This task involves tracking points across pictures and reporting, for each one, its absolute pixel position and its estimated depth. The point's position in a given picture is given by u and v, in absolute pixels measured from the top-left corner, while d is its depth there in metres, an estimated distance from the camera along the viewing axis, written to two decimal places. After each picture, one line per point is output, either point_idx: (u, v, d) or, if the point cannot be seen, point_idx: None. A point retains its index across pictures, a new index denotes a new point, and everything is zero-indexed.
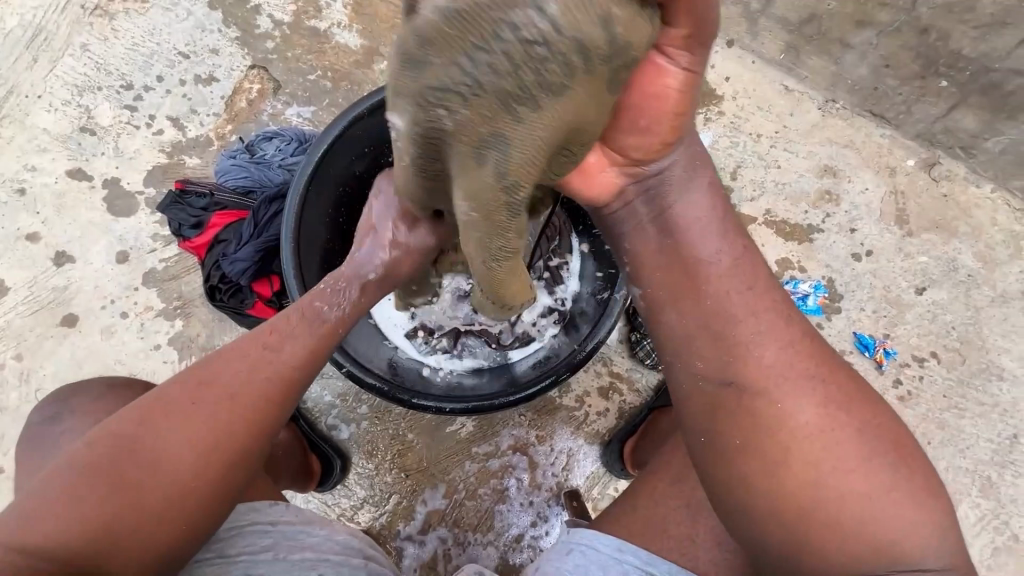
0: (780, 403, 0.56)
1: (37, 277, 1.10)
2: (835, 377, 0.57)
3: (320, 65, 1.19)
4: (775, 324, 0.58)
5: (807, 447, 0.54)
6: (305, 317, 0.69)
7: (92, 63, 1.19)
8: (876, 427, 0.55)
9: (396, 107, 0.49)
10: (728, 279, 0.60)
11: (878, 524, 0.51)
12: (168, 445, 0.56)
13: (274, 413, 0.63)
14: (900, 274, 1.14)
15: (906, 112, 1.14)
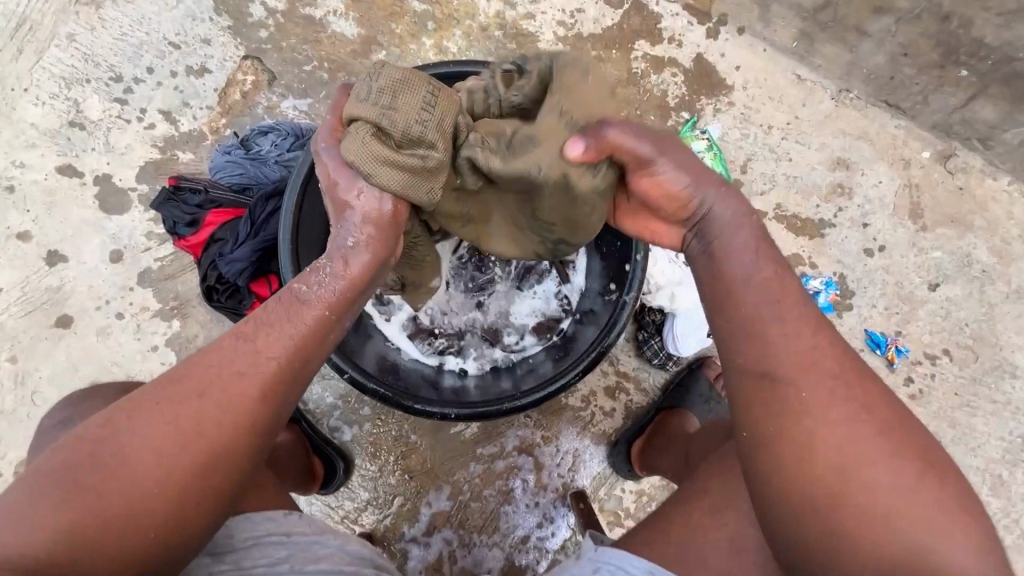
0: (809, 398, 0.53)
1: (29, 277, 1.07)
2: (865, 383, 0.54)
3: (317, 55, 1.15)
4: (805, 327, 0.55)
5: (837, 449, 0.51)
6: (286, 303, 0.62)
7: (80, 54, 1.14)
8: (910, 437, 0.52)
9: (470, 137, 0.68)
10: (759, 288, 0.58)
11: (911, 537, 0.48)
12: (140, 444, 0.52)
13: (250, 411, 0.56)
14: (913, 269, 1.11)
15: (923, 102, 1.11)
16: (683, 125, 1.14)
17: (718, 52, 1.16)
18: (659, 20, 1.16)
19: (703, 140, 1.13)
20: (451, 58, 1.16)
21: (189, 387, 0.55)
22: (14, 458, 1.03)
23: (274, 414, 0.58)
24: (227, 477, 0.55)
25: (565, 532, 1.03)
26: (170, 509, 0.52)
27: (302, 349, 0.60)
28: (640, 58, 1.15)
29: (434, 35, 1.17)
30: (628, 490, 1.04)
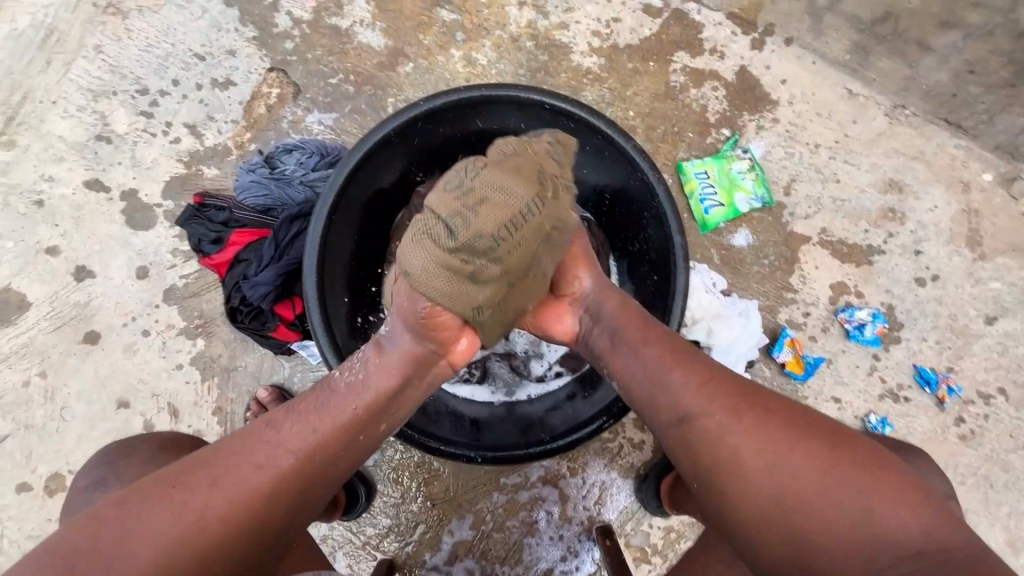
0: (716, 424, 0.58)
1: (58, 292, 1.08)
2: (760, 399, 0.59)
3: (342, 67, 1.12)
4: (690, 367, 0.63)
5: (762, 451, 0.55)
6: (318, 397, 0.63)
7: (106, 66, 1.13)
8: (818, 426, 0.56)
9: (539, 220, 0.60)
10: (649, 348, 0.66)
11: (854, 510, 0.50)
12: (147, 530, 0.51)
13: (263, 500, 0.55)
14: (968, 301, 1.05)
15: (987, 122, 1.03)
16: (724, 143, 1.08)
17: (763, 64, 1.09)
18: (700, 29, 1.10)
19: (745, 160, 1.06)
20: (481, 70, 1.12)
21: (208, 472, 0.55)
22: (44, 472, 1.04)
23: (292, 505, 0.57)
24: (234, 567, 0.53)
25: (590, 566, 1.00)
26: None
27: (327, 442, 0.60)
28: (679, 71, 1.09)
29: (463, 46, 1.12)
30: (656, 526, 1.00)
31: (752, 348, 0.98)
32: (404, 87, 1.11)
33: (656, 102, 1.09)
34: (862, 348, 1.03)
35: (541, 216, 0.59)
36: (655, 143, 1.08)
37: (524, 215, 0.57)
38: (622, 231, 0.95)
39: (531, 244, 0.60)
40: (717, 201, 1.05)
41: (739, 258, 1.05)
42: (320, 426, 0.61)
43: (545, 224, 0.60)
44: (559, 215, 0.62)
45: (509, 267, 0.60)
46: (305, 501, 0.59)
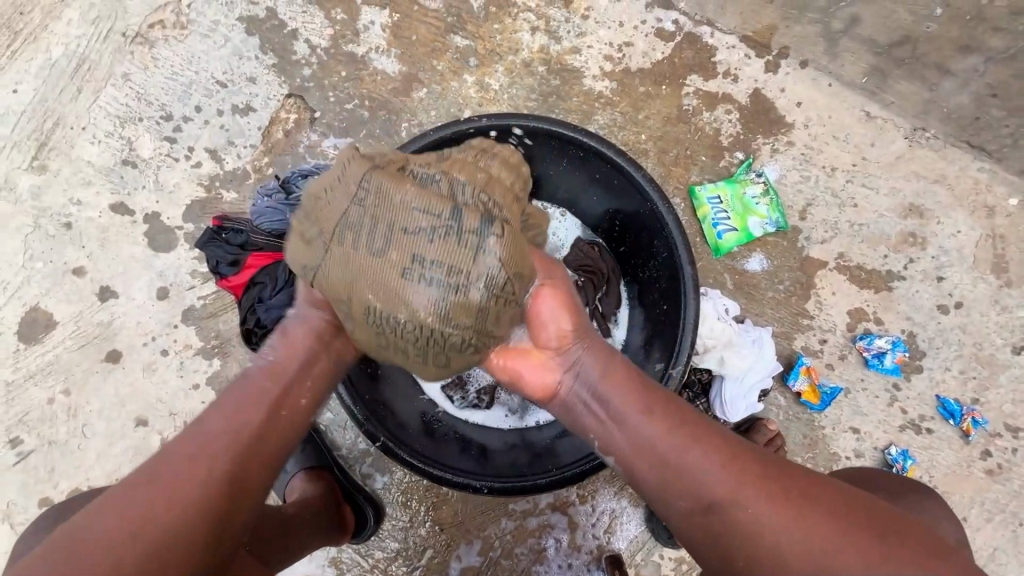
0: (744, 508, 0.55)
1: (82, 312, 1.11)
2: (782, 474, 0.57)
3: (358, 93, 1.14)
4: (706, 445, 0.60)
5: (797, 534, 0.52)
6: (243, 383, 0.64)
7: (133, 93, 1.17)
8: (849, 503, 0.55)
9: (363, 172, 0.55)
10: (656, 423, 0.62)
11: None
12: (84, 544, 0.52)
13: (216, 475, 0.57)
14: (994, 329, 1.01)
15: (1012, 146, 1.01)
16: (737, 166, 1.07)
17: (777, 86, 1.08)
18: (713, 53, 1.09)
19: (758, 184, 1.05)
20: (493, 95, 1.13)
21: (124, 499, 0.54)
22: (66, 488, 1.07)
23: (219, 517, 0.56)
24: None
25: None
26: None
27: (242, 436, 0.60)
28: (691, 94, 1.09)
29: (476, 71, 1.13)
30: (667, 557, 0.99)
31: (765, 377, 0.96)
32: (418, 112, 1.13)
33: (668, 126, 1.08)
34: (881, 377, 1.00)
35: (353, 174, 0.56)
36: (667, 166, 1.08)
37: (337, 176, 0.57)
38: (632, 257, 0.95)
39: (340, 202, 0.55)
40: (730, 225, 1.04)
41: (753, 283, 1.03)
42: (238, 428, 0.60)
43: (351, 186, 0.55)
44: (371, 177, 0.55)
45: (326, 232, 0.55)
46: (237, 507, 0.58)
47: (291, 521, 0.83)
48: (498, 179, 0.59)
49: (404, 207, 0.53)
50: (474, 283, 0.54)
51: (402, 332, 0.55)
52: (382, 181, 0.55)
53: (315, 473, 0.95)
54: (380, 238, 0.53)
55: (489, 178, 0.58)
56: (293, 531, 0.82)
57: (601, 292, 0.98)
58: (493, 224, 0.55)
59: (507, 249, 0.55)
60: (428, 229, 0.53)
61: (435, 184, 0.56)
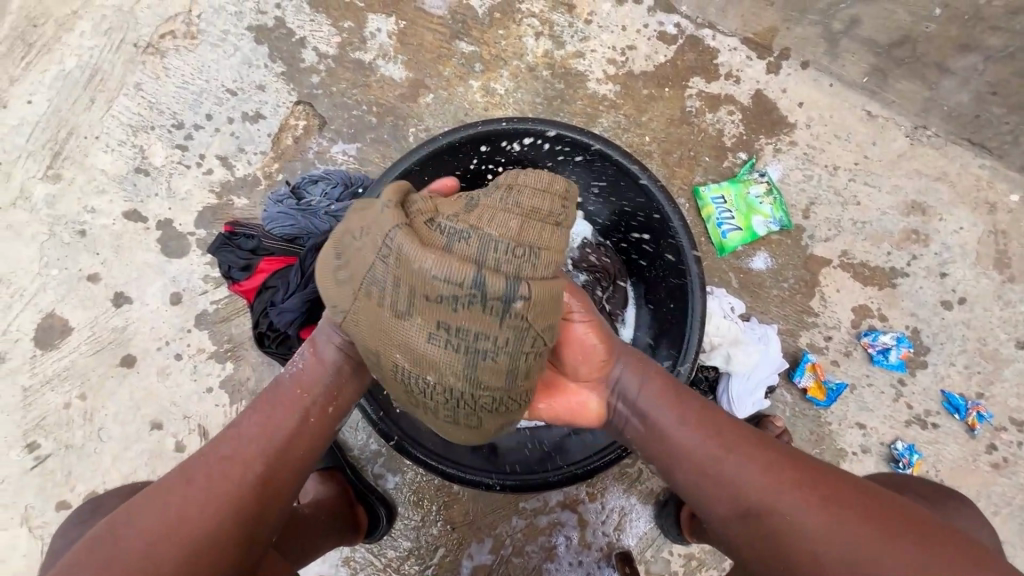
0: (780, 510, 0.57)
1: (97, 318, 1.13)
2: (820, 477, 0.59)
3: (366, 99, 1.16)
4: (744, 451, 0.62)
5: (832, 534, 0.54)
6: (274, 392, 0.68)
7: (145, 103, 1.20)
8: (887, 506, 0.56)
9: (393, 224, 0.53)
10: (694, 432, 0.65)
11: None
12: (128, 534, 0.57)
13: (248, 475, 0.62)
14: (998, 324, 1.02)
15: (1013, 143, 1.02)
16: (740, 167, 1.08)
17: (779, 87, 1.09)
18: (715, 55, 1.11)
19: (762, 184, 1.06)
20: (499, 100, 1.15)
21: (164, 500, 0.59)
22: (83, 491, 1.08)
23: (251, 521, 0.61)
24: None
25: None
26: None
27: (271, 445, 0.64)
28: (694, 96, 1.10)
29: (481, 76, 1.15)
30: (676, 553, 1.00)
31: (771, 373, 0.98)
32: (425, 117, 1.15)
33: (671, 128, 1.10)
34: (886, 373, 1.01)
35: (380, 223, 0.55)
36: (671, 167, 1.09)
37: (372, 224, 0.56)
38: (639, 258, 0.97)
39: (368, 255, 0.54)
40: (734, 224, 1.05)
41: (758, 282, 1.04)
42: (268, 437, 0.65)
43: (377, 235, 0.54)
44: (396, 235, 0.53)
45: (354, 280, 0.55)
46: (267, 510, 0.63)
47: (305, 522, 0.84)
48: (524, 222, 0.54)
49: (423, 274, 0.51)
50: (501, 347, 0.53)
51: (430, 393, 0.55)
52: (405, 240, 0.53)
53: (328, 474, 0.97)
54: (402, 298, 0.52)
55: (515, 227, 0.54)
56: (308, 533, 0.83)
57: (608, 292, 1.00)
58: (521, 286, 0.52)
59: (535, 311, 0.53)
60: (450, 297, 0.51)
61: (458, 239, 0.53)
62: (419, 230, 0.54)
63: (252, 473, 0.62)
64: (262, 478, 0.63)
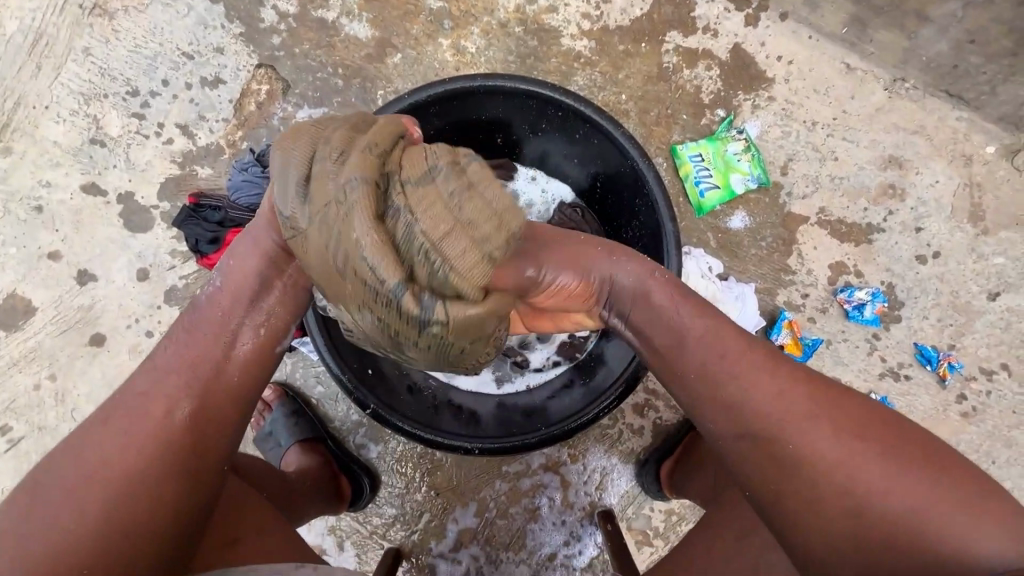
0: (790, 437, 0.56)
1: (62, 297, 1.09)
2: (835, 403, 0.57)
3: (330, 61, 1.11)
4: (757, 376, 0.59)
5: (843, 464, 0.53)
6: (192, 320, 0.64)
7: (96, 69, 1.13)
8: (901, 436, 0.54)
9: (358, 174, 0.49)
10: (705, 355, 0.62)
11: (942, 530, 0.49)
12: (62, 481, 0.57)
13: (177, 413, 0.60)
14: (970, 277, 1.03)
15: (990, 93, 1.01)
16: (719, 124, 1.06)
17: (757, 40, 1.06)
18: (692, 7, 1.07)
19: (739, 141, 1.05)
20: (470, 58, 1.10)
21: (93, 445, 0.59)
22: None
23: (188, 455, 0.60)
24: (149, 522, 0.56)
25: (593, 550, 1.02)
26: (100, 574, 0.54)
27: (198, 375, 0.62)
28: (671, 51, 1.07)
29: (451, 34, 1.11)
30: (657, 510, 1.02)
31: (747, 331, 0.98)
32: (394, 78, 1.10)
33: (648, 85, 1.07)
34: (862, 328, 1.02)
35: (349, 165, 0.50)
36: (648, 126, 1.07)
37: (349, 158, 0.51)
38: (615, 219, 0.96)
39: (326, 196, 0.50)
40: (712, 183, 1.04)
41: (736, 241, 1.04)
42: (191, 368, 0.62)
43: (344, 178, 0.50)
44: (353, 189, 0.49)
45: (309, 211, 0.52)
46: (206, 441, 0.61)
47: (287, 490, 0.84)
48: (465, 241, 0.50)
49: (356, 252, 0.48)
50: (415, 347, 0.55)
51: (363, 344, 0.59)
52: (361, 198, 0.49)
53: (310, 446, 0.96)
54: (334, 264, 0.51)
55: (448, 248, 0.49)
56: (291, 501, 0.83)
57: None
58: (436, 309, 0.51)
59: (453, 329, 0.52)
60: (370, 289, 0.50)
61: (399, 228, 0.49)
62: (371, 192, 0.49)
63: (177, 408, 0.60)
64: (190, 409, 0.61)
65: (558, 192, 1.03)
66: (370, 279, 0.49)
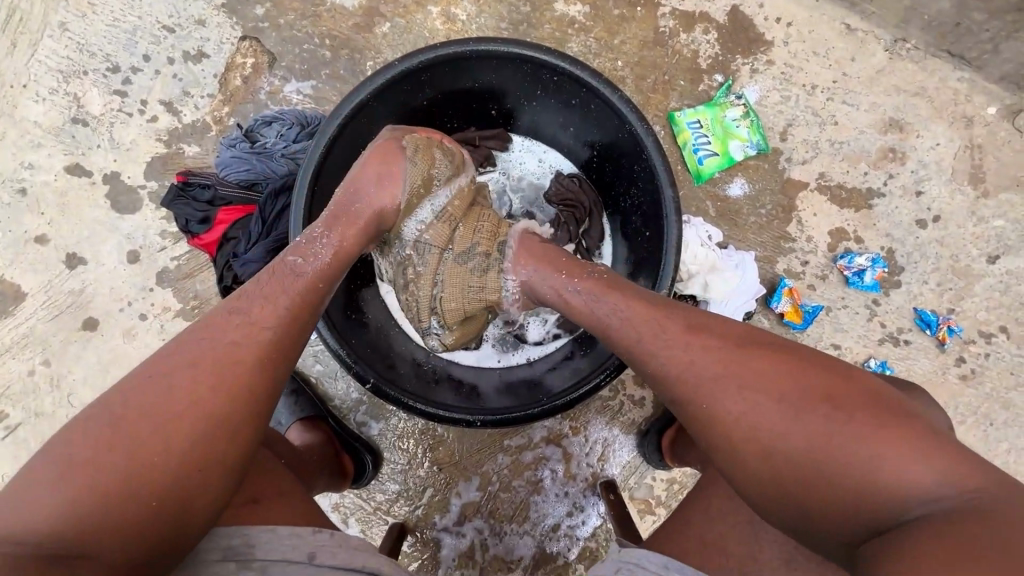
0: (706, 397, 0.55)
1: (52, 281, 1.07)
2: (749, 354, 0.55)
3: (317, 32, 1.07)
4: (671, 339, 0.58)
5: (755, 415, 0.52)
6: (280, 273, 0.64)
7: (74, 44, 1.09)
8: (814, 375, 0.52)
9: (433, 239, 0.80)
10: (624, 328, 0.62)
11: (854, 464, 0.47)
12: (141, 418, 0.51)
13: (272, 371, 0.58)
14: (970, 241, 1.03)
15: (992, 52, 0.99)
16: (717, 90, 1.04)
17: (755, 2, 1.04)
18: None
19: (738, 107, 1.03)
20: (461, 27, 1.07)
21: (169, 382, 0.53)
22: None
23: (263, 410, 0.57)
24: (221, 474, 0.53)
25: (596, 520, 1.02)
26: (163, 526, 0.49)
27: (288, 330, 0.61)
28: (668, 15, 1.04)
29: (441, 1, 1.07)
30: (659, 479, 1.03)
31: (749, 300, 0.96)
32: (383, 49, 1.07)
33: (644, 51, 1.05)
34: (861, 294, 1.02)
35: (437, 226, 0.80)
36: (645, 94, 1.04)
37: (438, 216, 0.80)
38: (612, 186, 0.94)
39: (415, 243, 0.80)
40: (711, 150, 1.02)
41: (736, 209, 1.03)
42: (285, 324, 0.61)
43: (432, 233, 0.80)
44: (428, 251, 0.80)
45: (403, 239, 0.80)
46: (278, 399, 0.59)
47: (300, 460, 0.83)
48: (459, 309, 0.80)
49: (415, 290, 0.81)
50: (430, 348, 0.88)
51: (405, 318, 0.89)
52: (432, 257, 0.80)
53: (312, 424, 0.96)
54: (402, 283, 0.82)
55: (450, 315, 0.80)
56: (303, 473, 0.82)
57: (585, 227, 0.98)
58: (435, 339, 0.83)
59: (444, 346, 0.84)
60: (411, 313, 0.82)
61: (432, 290, 0.80)
62: (434, 260, 0.80)
63: (264, 362, 0.58)
64: (274, 362, 0.59)
65: (557, 163, 1.01)
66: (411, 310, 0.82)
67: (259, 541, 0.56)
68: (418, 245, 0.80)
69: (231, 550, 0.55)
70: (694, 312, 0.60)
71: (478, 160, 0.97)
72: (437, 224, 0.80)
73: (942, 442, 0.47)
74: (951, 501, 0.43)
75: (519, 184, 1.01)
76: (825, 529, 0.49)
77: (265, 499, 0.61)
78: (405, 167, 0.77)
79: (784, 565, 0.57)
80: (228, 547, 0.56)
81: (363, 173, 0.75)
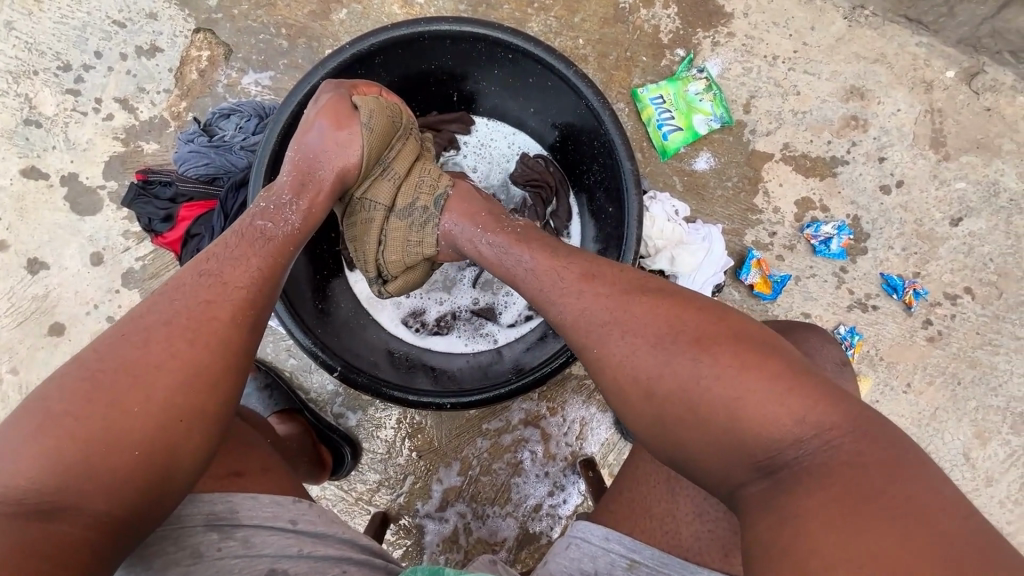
0: (598, 342, 0.55)
1: (14, 288, 1.05)
2: (640, 300, 0.56)
3: (273, 21, 1.05)
4: (572, 286, 0.59)
5: (639, 357, 0.53)
6: (247, 235, 0.64)
7: (22, 44, 1.06)
8: (698, 318, 0.53)
9: (381, 194, 0.79)
10: (534, 278, 0.63)
11: (726, 403, 0.48)
12: (112, 377, 0.50)
13: (245, 328, 0.57)
14: (934, 204, 1.04)
15: (948, 15, 1.00)
16: (680, 64, 1.03)
17: None
18: None
19: (701, 80, 1.02)
20: (419, 10, 1.05)
21: (144, 341, 0.53)
22: None
23: (245, 367, 0.57)
24: (199, 430, 0.52)
25: (577, 498, 1.03)
26: (143, 483, 0.48)
27: (261, 288, 0.61)
28: None
29: None
30: None
31: (718, 272, 0.97)
32: (341, 35, 1.06)
33: (605, 28, 1.04)
34: (828, 262, 1.03)
35: (386, 179, 0.79)
36: (607, 71, 1.04)
37: (389, 171, 0.79)
38: (576, 163, 0.94)
39: (364, 198, 0.80)
40: (675, 125, 1.02)
41: (702, 182, 1.03)
42: (258, 283, 0.61)
43: (381, 190, 0.79)
44: (377, 205, 0.80)
45: (354, 192, 0.79)
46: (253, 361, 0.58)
47: (279, 443, 0.84)
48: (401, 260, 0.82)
49: (365, 241, 0.82)
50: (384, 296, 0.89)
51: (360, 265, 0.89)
52: (380, 212, 0.80)
53: (290, 415, 0.96)
54: (354, 230, 0.83)
55: (393, 264, 0.82)
56: (283, 453, 0.83)
57: (551, 207, 0.98)
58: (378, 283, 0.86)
59: (391, 291, 0.86)
60: (361, 260, 0.84)
61: (379, 244, 0.82)
62: (381, 217, 0.80)
63: (236, 321, 0.57)
64: (246, 321, 0.58)
65: (524, 145, 1.00)
66: (360, 257, 0.84)
67: (247, 507, 0.57)
68: (366, 198, 0.80)
69: (214, 517, 0.56)
70: (597, 262, 0.61)
71: (442, 144, 0.96)
72: (386, 178, 0.79)
73: (817, 387, 0.47)
74: (810, 442, 0.45)
75: (484, 164, 1.00)
76: (703, 466, 0.49)
77: (250, 471, 0.60)
78: (363, 135, 0.75)
79: (696, 518, 0.58)
80: (211, 513, 0.56)
81: (320, 140, 0.73)
